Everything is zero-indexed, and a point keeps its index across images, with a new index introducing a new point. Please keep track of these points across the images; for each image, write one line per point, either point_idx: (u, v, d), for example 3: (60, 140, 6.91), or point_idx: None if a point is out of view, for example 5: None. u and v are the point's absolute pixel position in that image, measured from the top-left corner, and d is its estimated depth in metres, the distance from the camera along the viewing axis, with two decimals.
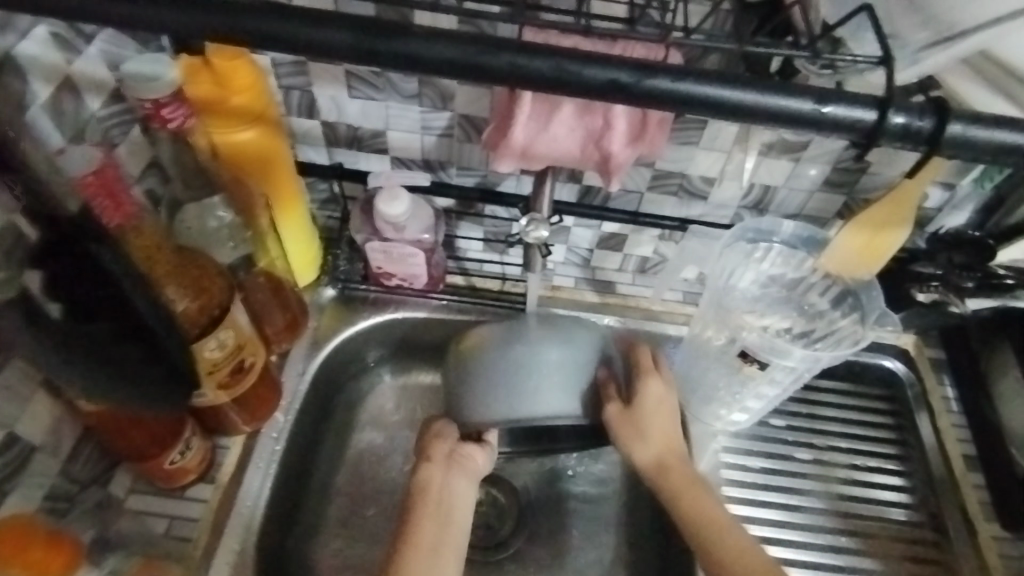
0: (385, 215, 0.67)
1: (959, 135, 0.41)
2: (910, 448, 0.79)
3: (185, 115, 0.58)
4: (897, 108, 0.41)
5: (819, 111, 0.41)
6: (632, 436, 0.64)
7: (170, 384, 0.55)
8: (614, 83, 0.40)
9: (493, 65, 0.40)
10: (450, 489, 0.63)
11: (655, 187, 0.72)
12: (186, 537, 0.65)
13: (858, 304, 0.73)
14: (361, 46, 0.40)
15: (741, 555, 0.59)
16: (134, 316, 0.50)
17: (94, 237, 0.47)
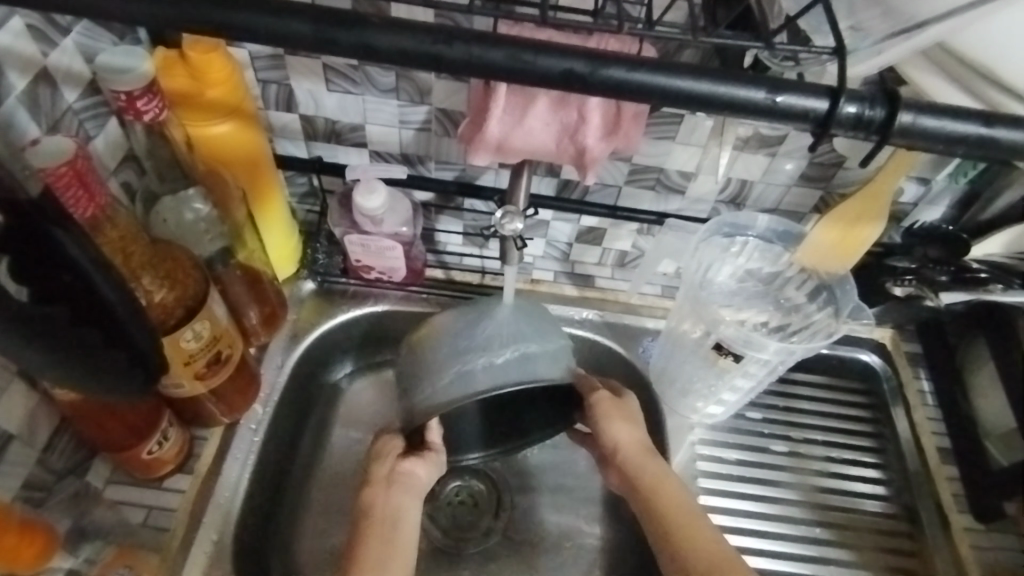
0: (363, 208, 0.67)
1: (908, 125, 0.42)
2: (885, 441, 0.79)
3: (159, 108, 0.58)
4: (850, 97, 0.42)
5: (773, 101, 0.42)
6: (616, 418, 0.67)
7: (133, 368, 0.53)
8: (570, 73, 0.41)
9: (450, 55, 0.41)
10: (393, 507, 0.63)
11: (633, 182, 0.72)
12: (163, 527, 0.66)
13: (833, 298, 0.73)
14: (322, 36, 0.41)
15: (708, 554, 0.58)
16: (98, 300, 0.48)
17: (54, 219, 0.44)
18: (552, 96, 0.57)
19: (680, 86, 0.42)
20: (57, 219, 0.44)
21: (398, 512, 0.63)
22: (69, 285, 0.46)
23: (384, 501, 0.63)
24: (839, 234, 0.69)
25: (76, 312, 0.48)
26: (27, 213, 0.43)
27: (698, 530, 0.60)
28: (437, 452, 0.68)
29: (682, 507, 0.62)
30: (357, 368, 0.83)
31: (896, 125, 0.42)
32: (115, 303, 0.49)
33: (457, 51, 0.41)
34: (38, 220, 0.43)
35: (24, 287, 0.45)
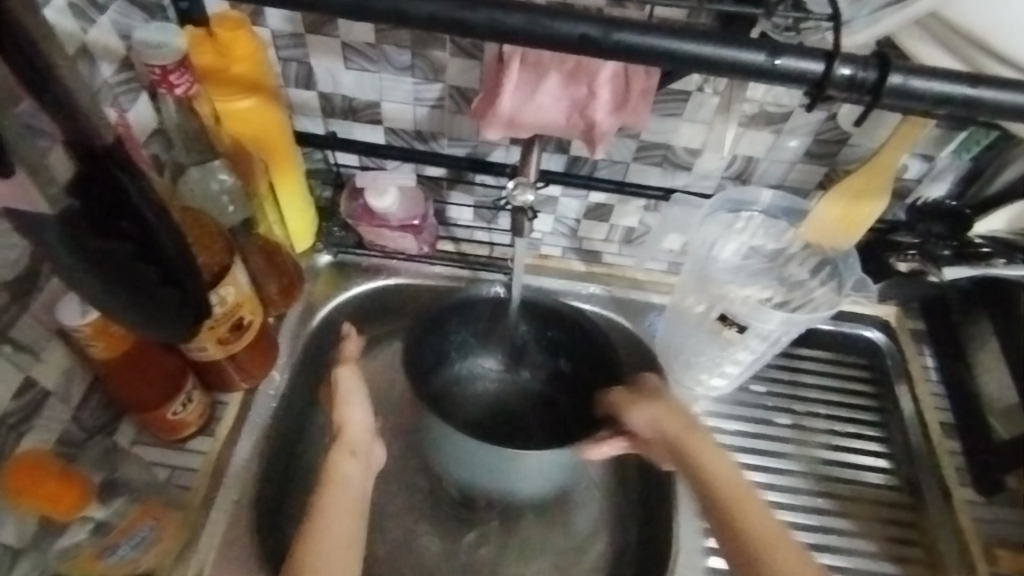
0: (376, 208, 0.76)
1: (898, 86, 0.44)
2: (888, 415, 0.80)
3: (190, 82, 0.61)
4: (843, 59, 0.44)
5: (772, 64, 0.44)
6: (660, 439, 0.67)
7: (180, 307, 0.56)
8: (585, 38, 0.43)
9: (473, 20, 0.43)
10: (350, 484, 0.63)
11: (640, 158, 0.74)
12: (186, 486, 0.68)
13: (836, 271, 0.76)
14: (354, 5, 0.44)
15: (771, 543, 0.58)
16: (151, 239, 0.51)
17: (121, 165, 0.48)
18: (563, 70, 0.60)
19: (683, 50, 0.44)
20: (125, 164, 0.49)
21: (343, 483, 0.63)
22: (127, 230, 0.50)
23: (343, 467, 0.64)
24: (842, 209, 0.71)
25: (140, 248, 0.51)
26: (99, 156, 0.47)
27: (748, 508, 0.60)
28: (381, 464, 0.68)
29: (769, 530, 0.59)
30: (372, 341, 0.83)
31: (886, 86, 0.44)
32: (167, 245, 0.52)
33: (483, 17, 0.43)
34: (108, 162, 0.48)
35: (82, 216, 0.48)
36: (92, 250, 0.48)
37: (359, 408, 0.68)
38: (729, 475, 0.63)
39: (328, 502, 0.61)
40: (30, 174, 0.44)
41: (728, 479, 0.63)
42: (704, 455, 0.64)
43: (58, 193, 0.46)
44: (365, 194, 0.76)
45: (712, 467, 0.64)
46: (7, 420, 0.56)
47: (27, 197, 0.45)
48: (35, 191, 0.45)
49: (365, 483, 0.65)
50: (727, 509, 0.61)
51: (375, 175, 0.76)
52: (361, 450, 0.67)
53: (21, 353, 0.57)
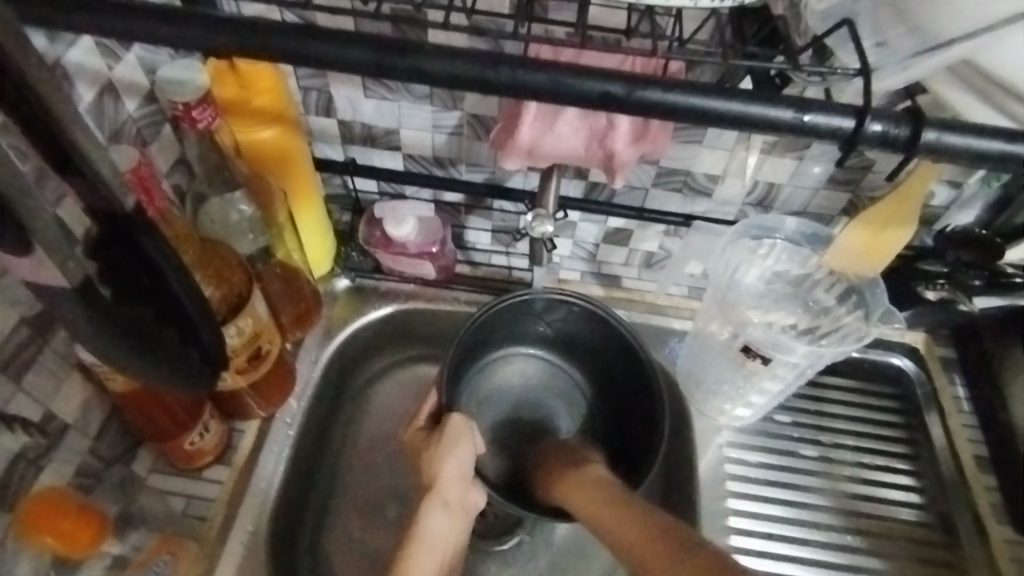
0: (394, 236, 0.76)
1: (933, 143, 0.44)
2: (919, 447, 0.78)
3: (212, 116, 0.62)
4: (875, 117, 0.44)
5: (800, 120, 0.44)
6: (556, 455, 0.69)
7: (201, 365, 0.57)
8: (607, 95, 0.43)
9: (496, 79, 0.44)
10: (439, 534, 0.62)
11: (660, 184, 0.73)
12: (201, 516, 0.68)
13: (862, 301, 0.74)
14: (379, 63, 0.44)
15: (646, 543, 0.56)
16: (169, 297, 0.53)
17: (144, 229, 0.50)
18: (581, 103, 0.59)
19: (698, 104, 0.43)
20: (147, 227, 0.51)
21: (426, 535, 0.62)
22: (147, 286, 0.52)
23: (432, 521, 0.62)
24: (868, 237, 0.70)
25: (161, 311, 0.53)
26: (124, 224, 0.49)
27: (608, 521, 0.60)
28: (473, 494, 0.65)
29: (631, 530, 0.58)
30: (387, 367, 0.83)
31: (920, 142, 0.44)
32: (184, 297, 0.53)
33: (505, 76, 0.44)
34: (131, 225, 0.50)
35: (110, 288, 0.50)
36: (118, 321, 0.50)
37: (460, 460, 0.64)
38: (617, 500, 0.61)
39: (419, 562, 0.60)
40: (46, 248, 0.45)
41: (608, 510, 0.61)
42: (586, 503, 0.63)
43: (74, 266, 0.47)
44: (383, 224, 0.76)
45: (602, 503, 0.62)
46: (27, 455, 0.56)
47: (47, 273, 0.46)
48: (52, 266, 0.46)
49: (457, 527, 0.64)
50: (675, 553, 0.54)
51: (394, 204, 0.76)
52: (456, 502, 0.64)
53: (42, 386, 0.57)
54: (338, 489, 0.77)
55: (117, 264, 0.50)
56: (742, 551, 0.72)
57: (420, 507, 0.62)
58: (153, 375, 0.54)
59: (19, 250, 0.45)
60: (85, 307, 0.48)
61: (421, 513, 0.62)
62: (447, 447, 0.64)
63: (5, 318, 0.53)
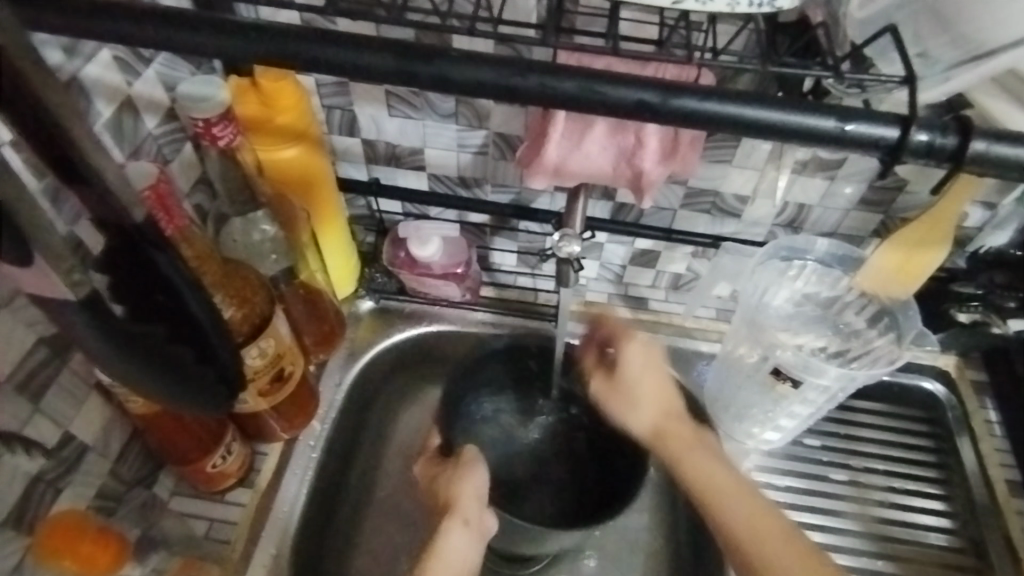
0: (419, 256, 0.75)
1: (983, 152, 0.41)
2: (950, 471, 0.77)
3: (233, 133, 0.60)
4: (920, 125, 0.42)
5: (841, 129, 0.42)
6: (623, 405, 0.66)
7: (216, 386, 0.53)
8: (640, 103, 0.42)
9: (524, 86, 0.42)
10: (461, 556, 0.61)
11: (688, 205, 0.72)
12: (224, 539, 0.67)
13: (895, 323, 0.72)
14: (405, 68, 0.42)
15: (760, 516, 0.56)
16: (186, 316, 0.49)
17: (154, 242, 0.47)
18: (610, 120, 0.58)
19: (730, 112, 0.42)
20: (157, 241, 0.47)
21: (448, 550, 0.61)
22: (163, 303, 0.48)
23: (451, 538, 0.61)
24: (901, 258, 0.69)
25: (173, 330, 0.49)
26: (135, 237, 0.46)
27: (727, 480, 0.58)
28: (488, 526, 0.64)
29: (760, 511, 0.56)
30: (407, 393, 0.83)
31: (968, 153, 0.42)
32: (200, 316, 0.50)
33: (533, 83, 0.42)
34: (140, 242, 0.46)
35: (122, 304, 0.46)
36: (133, 339, 0.45)
37: (477, 481, 0.65)
38: (694, 440, 0.62)
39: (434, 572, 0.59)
40: (48, 261, 0.39)
41: (701, 463, 0.60)
42: (678, 446, 0.62)
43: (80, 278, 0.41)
44: (407, 244, 0.75)
45: (694, 466, 0.60)
46: (44, 477, 0.55)
47: (49, 285, 0.40)
48: (55, 278, 0.40)
49: (475, 551, 0.62)
50: (759, 532, 0.55)
51: (418, 224, 0.75)
52: (474, 518, 0.63)
53: (63, 408, 0.56)
54: (361, 511, 0.76)
55: (124, 273, 0.46)
56: None
57: (440, 526, 0.62)
58: (165, 393, 0.49)
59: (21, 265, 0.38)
60: (98, 328, 0.43)
61: (441, 533, 0.62)
62: (460, 473, 0.66)
63: (25, 340, 0.53)
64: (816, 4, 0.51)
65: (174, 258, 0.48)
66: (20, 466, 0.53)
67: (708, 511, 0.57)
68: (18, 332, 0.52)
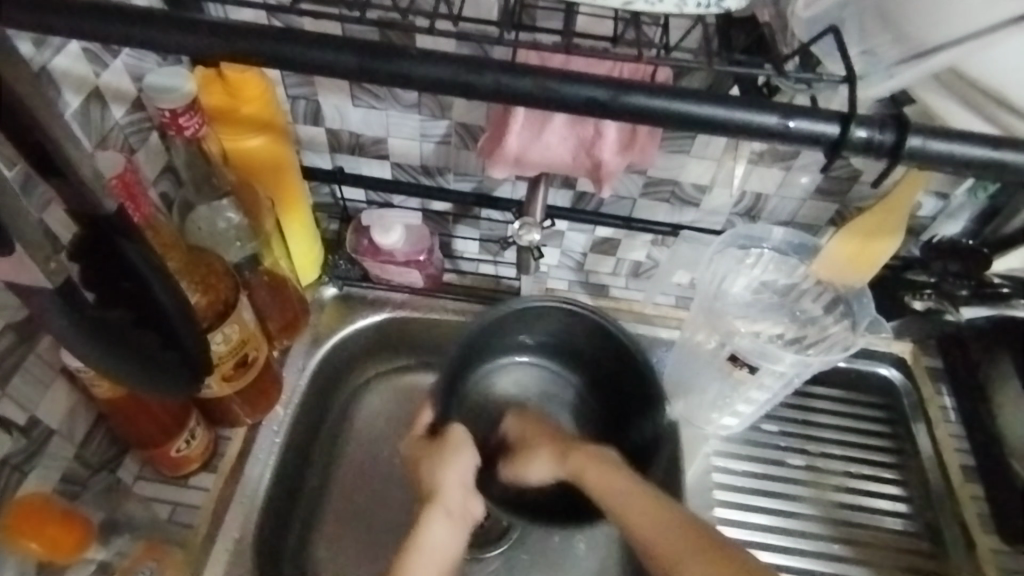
0: (380, 243, 0.75)
1: (918, 149, 0.42)
2: (906, 457, 0.78)
3: (199, 124, 0.60)
4: (860, 122, 0.42)
5: (785, 126, 0.42)
6: (518, 464, 0.72)
7: (184, 372, 0.51)
8: (592, 100, 0.42)
9: (480, 83, 0.42)
10: (439, 543, 0.64)
11: (648, 195, 0.73)
12: (187, 524, 0.68)
13: (849, 311, 0.74)
14: (368, 68, 0.43)
15: (651, 507, 0.63)
16: (153, 305, 0.48)
17: (123, 233, 0.46)
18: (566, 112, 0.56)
19: (684, 108, 0.42)
20: (127, 230, 0.46)
21: (429, 541, 0.64)
22: (129, 290, 0.47)
23: (433, 527, 0.64)
24: (856, 247, 0.70)
25: (139, 316, 0.48)
26: (98, 225, 0.45)
27: (623, 482, 0.66)
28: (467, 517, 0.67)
29: (643, 497, 0.64)
30: (380, 375, 0.85)
31: (905, 148, 0.43)
32: (167, 305, 0.49)
33: (489, 81, 0.42)
34: (107, 230, 0.45)
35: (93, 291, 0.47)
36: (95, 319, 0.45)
37: (462, 470, 0.68)
38: (591, 452, 0.70)
39: (418, 560, 0.62)
40: (28, 251, 0.42)
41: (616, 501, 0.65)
42: (580, 457, 0.70)
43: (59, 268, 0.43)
44: (370, 232, 0.76)
45: (600, 480, 0.67)
46: (11, 461, 0.56)
47: (28, 273, 0.43)
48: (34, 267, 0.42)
49: (455, 540, 0.65)
50: (678, 547, 0.59)
51: (381, 212, 0.75)
52: (457, 510, 0.66)
53: (27, 392, 0.57)
54: (325, 494, 0.78)
55: (93, 262, 0.46)
56: None
57: (423, 515, 0.65)
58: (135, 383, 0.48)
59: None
60: (59, 303, 0.44)
61: (422, 520, 0.65)
62: (445, 459, 0.68)
63: None
64: (765, 4, 0.52)
65: (143, 249, 0.47)
66: None
67: (604, 497, 0.66)
68: None
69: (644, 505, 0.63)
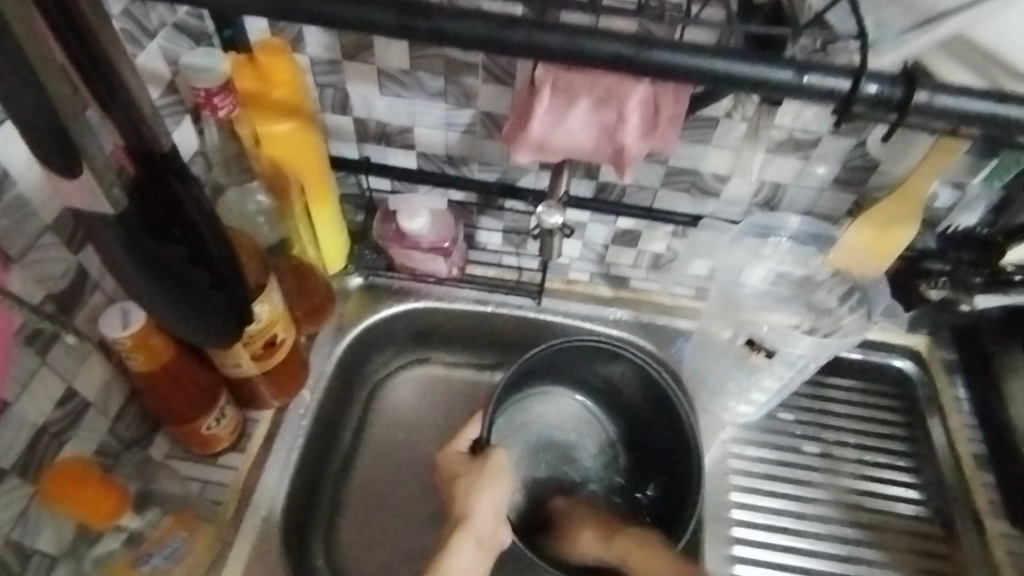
0: (408, 229, 0.77)
1: (925, 103, 0.44)
2: (919, 446, 0.79)
3: (232, 104, 0.61)
4: (870, 77, 0.44)
5: (799, 80, 0.44)
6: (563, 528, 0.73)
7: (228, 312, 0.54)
8: (618, 57, 0.44)
9: (511, 40, 0.44)
10: (464, 564, 0.66)
11: (668, 184, 0.75)
12: (216, 500, 0.69)
13: (865, 299, 0.76)
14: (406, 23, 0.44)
15: (653, 560, 0.67)
16: (202, 244, 0.51)
17: (175, 171, 0.49)
18: (592, 95, 0.56)
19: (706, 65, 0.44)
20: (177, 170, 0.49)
21: (453, 566, 0.66)
22: (178, 236, 0.50)
23: (456, 556, 0.66)
24: (872, 236, 0.71)
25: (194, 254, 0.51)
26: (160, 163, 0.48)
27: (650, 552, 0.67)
28: (499, 540, 0.69)
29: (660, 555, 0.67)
30: (402, 365, 0.87)
31: (912, 103, 0.44)
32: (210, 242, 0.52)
33: (522, 37, 0.44)
34: (161, 168, 0.48)
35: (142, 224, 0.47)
36: (151, 254, 0.47)
37: (494, 496, 0.68)
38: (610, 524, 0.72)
39: None
40: (94, 175, 0.43)
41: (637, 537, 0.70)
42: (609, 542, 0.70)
43: (121, 193, 0.44)
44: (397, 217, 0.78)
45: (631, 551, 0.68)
46: (50, 429, 0.57)
47: (93, 198, 0.43)
48: (101, 195, 0.44)
49: (486, 558, 0.67)
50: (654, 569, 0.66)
51: (408, 197, 0.77)
52: (486, 538, 0.68)
53: (66, 363, 0.58)
54: (348, 475, 0.80)
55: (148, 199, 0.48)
56: (743, 541, 0.73)
57: (450, 539, 0.67)
58: (182, 320, 0.52)
59: (68, 175, 0.42)
60: (124, 235, 0.45)
61: (452, 547, 0.66)
62: (479, 484, 0.68)
63: (34, 293, 0.54)
64: None
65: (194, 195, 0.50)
66: (27, 416, 0.55)
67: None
68: (28, 286, 0.53)
69: (650, 558, 0.67)
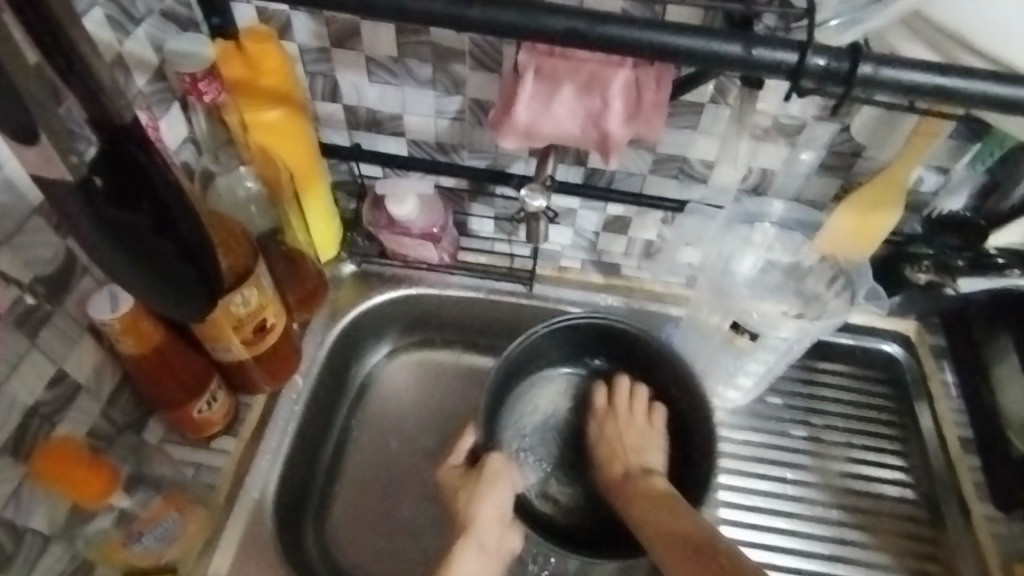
0: (397, 214, 0.77)
1: (870, 75, 0.47)
2: (908, 430, 0.81)
3: (218, 90, 0.62)
4: (817, 50, 0.47)
5: (748, 53, 0.48)
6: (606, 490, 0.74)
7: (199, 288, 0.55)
8: (574, 31, 0.48)
9: None
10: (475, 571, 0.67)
11: (657, 171, 0.75)
12: (211, 484, 0.70)
13: (849, 282, 0.76)
14: None
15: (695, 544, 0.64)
16: (173, 223, 0.51)
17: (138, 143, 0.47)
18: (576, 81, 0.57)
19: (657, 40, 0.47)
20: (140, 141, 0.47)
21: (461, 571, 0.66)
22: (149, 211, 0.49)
23: (466, 559, 0.67)
24: (857, 221, 0.72)
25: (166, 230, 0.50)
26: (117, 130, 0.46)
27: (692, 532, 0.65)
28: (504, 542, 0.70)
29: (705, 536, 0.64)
30: (395, 350, 0.88)
31: (858, 75, 0.48)
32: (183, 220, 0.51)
33: None
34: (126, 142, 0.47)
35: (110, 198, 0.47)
36: (117, 227, 0.47)
37: (496, 500, 0.70)
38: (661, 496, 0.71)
39: None
40: (55, 144, 0.42)
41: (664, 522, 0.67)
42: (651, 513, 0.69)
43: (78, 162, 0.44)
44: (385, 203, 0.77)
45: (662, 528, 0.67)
46: (42, 410, 0.58)
47: (52, 165, 0.43)
48: (59, 162, 0.43)
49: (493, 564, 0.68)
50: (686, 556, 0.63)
51: (394, 183, 0.77)
52: (492, 542, 0.69)
53: (56, 347, 0.59)
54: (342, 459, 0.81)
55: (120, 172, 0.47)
56: (730, 523, 0.75)
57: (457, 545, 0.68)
58: (151, 295, 0.52)
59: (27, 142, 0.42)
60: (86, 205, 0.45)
61: (455, 552, 0.67)
62: (482, 490, 0.70)
63: (22, 276, 0.55)
64: None
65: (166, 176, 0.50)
66: (17, 398, 0.56)
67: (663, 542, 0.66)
68: (16, 268, 0.54)
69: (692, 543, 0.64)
